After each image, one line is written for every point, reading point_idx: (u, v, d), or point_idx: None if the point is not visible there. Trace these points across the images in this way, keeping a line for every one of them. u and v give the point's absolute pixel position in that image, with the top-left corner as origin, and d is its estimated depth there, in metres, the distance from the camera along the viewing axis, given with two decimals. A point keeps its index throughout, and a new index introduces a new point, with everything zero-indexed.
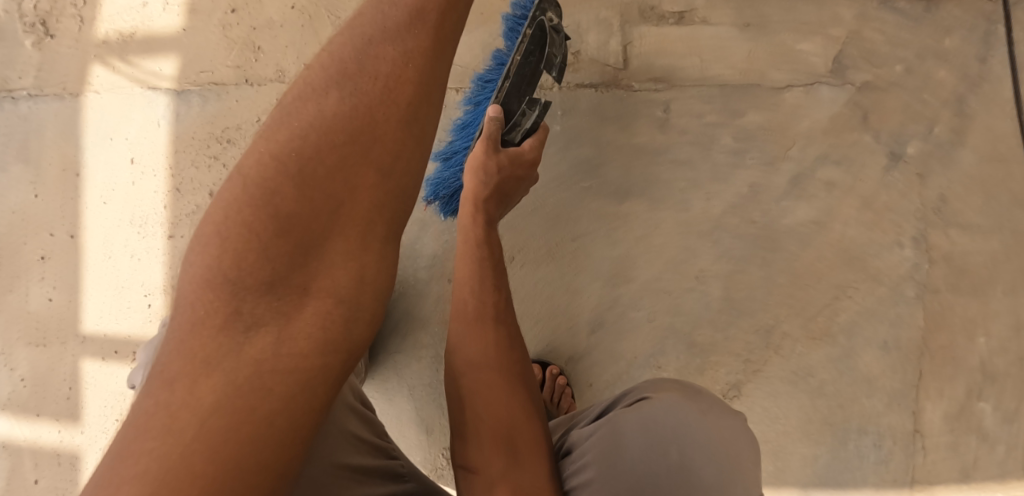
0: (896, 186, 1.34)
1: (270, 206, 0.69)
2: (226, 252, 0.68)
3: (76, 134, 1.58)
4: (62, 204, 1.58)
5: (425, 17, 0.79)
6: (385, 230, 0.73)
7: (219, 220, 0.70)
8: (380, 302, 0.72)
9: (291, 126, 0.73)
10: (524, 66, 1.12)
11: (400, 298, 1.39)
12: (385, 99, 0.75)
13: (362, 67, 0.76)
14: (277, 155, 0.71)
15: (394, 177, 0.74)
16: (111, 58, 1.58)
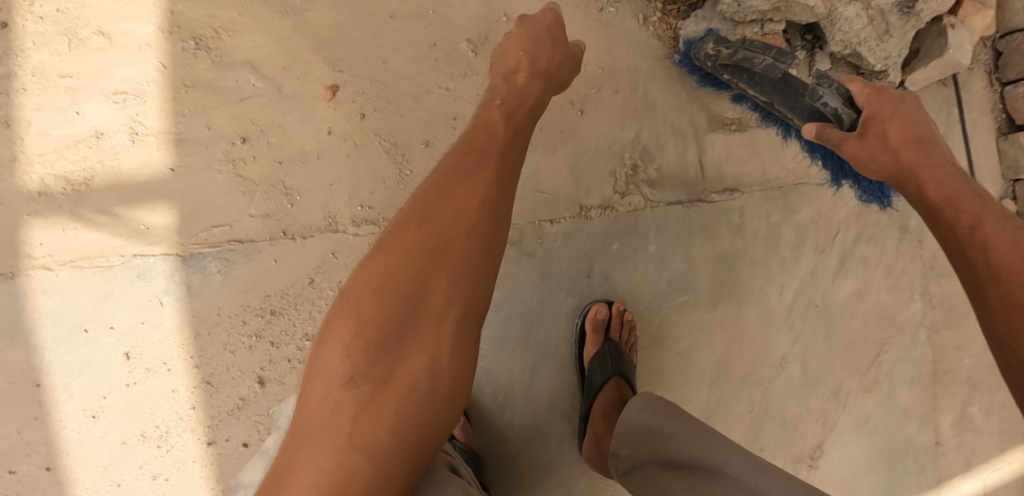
0: (905, 251, 1.51)
1: (361, 316, 0.76)
2: (338, 342, 0.76)
3: (26, 333, 1.16)
4: (19, 430, 1.16)
5: (490, 155, 0.84)
6: (459, 325, 0.78)
7: (340, 315, 0.78)
8: (460, 394, 0.77)
9: (387, 246, 0.79)
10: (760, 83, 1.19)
11: (523, 449, 1.29)
12: (460, 217, 0.79)
13: (453, 171, 0.82)
14: (371, 275, 0.78)
15: (469, 286, 0.78)
16: (59, 216, 1.16)
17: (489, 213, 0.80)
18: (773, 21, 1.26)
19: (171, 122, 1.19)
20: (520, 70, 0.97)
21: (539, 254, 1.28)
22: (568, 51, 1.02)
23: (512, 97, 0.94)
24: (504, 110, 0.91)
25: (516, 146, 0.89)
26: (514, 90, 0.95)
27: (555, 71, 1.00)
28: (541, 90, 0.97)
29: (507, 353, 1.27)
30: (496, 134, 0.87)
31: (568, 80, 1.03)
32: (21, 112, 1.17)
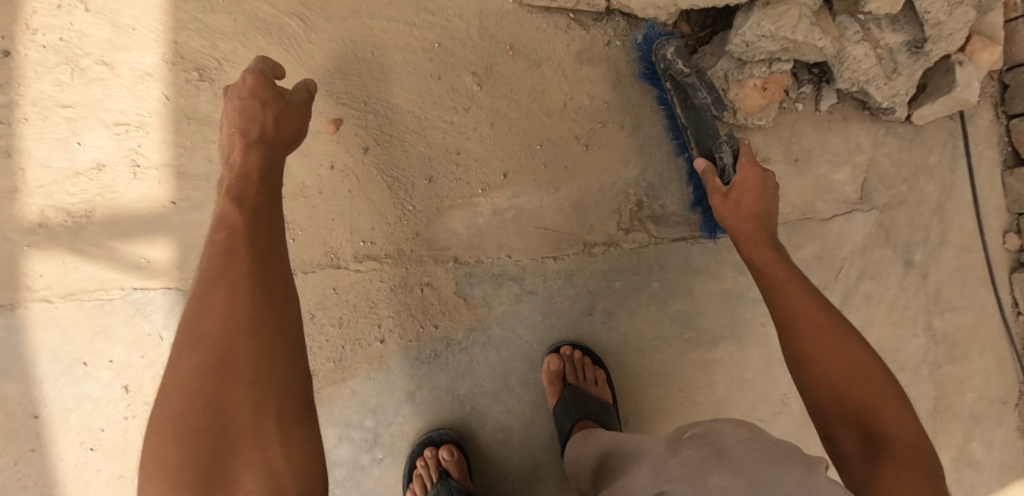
0: (909, 287, 1.51)
1: (171, 467, 0.75)
2: (167, 482, 0.74)
3: (24, 366, 1.15)
4: (16, 462, 1.16)
5: (235, 247, 0.84)
6: (283, 423, 0.79)
7: (162, 456, 0.75)
8: (302, 488, 0.78)
9: (167, 389, 0.78)
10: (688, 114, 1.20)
11: (522, 487, 1.28)
12: (229, 331, 0.80)
13: (202, 300, 0.82)
14: (153, 429, 0.77)
15: (278, 382, 0.80)
16: (56, 248, 1.15)
17: (260, 314, 0.82)
18: (780, 60, 1.24)
19: (171, 155, 1.18)
20: (236, 138, 0.93)
21: (541, 292, 1.27)
22: (281, 107, 0.96)
23: (233, 177, 0.91)
24: (231, 197, 0.88)
25: (262, 228, 0.88)
26: (234, 172, 0.92)
27: (275, 136, 0.95)
28: (261, 159, 0.93)
29: (509, 391, 1.27)
30: (234, 224, 0.86)
31: (293, 135, 0.98)
32: (20, 142, 1.16)
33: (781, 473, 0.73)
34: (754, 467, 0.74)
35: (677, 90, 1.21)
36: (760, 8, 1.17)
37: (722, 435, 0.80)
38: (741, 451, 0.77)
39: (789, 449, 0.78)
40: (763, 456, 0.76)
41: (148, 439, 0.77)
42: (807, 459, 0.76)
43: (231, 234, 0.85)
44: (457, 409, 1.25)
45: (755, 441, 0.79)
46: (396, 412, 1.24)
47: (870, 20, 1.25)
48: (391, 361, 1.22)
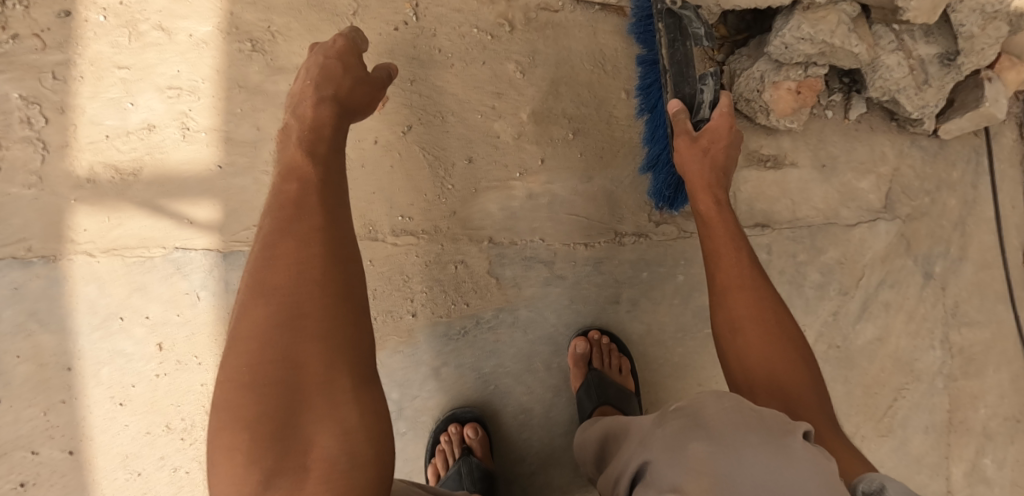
0: (928, 298, 1.52)
1: (247, 416, 0.83)
2: (249, 416, 0.83)
3: (60, 317, 1.17)
4: (45, 412, 1.17)
5: (307, 202, 0.92)
6: (352, 383, 0.87)
7: (243, 393, 0.83)
8: (372, 433, 0.86)
9: (238, 338, 0.86)
10: (674, 55, 1.17)
11: (540, 470, 1.29)
12: (301, 282, 0.88)
13: (273, 249, 0.90)
14: (228, 378, 0.85)
15: (346, 340, 0.88)
16: (103, 204, 1.18)
17: (331, 271, 0.90)
18: (817, 64, 1.28)
19: (220, 121, 1.21)
20: (308, 93, 1.00)
21: (569, 277, 1.29)
22: (359, 75, 1.05)
23: (306, 132, 0.98)
24: (304, 150, 0.96)
25: (331, 180, 0.96)
26: (305, 123, 0.99)
27: (347, 98, 1.03)
28: (330, 115, 1.00)
29: (532, 374, 1.28)
30: (306, 176, 0.94)
31: (362, 104, 1.06)
32: (74, 99, 1.19)
33: (757, 441, 0.76)
34: (731, 435, 0.77)
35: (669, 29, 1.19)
36: (799, 11, 1.21)
37: (704, 406, 0.83)
38: (721, 421, 0.80)
39: (764, 415, 0.81)
40: (739, 425, 0.79)
41: (227, 379, 0.85)
42: (779, 426, 0.79)
43: (304, 188, 0.93)
44: (481, 387, 1.27)
45: (734, 409, 0.81)
46: (421, 387, 1.25)
47: (904, 30, 1.28)
48: (421, 336, 1.24)
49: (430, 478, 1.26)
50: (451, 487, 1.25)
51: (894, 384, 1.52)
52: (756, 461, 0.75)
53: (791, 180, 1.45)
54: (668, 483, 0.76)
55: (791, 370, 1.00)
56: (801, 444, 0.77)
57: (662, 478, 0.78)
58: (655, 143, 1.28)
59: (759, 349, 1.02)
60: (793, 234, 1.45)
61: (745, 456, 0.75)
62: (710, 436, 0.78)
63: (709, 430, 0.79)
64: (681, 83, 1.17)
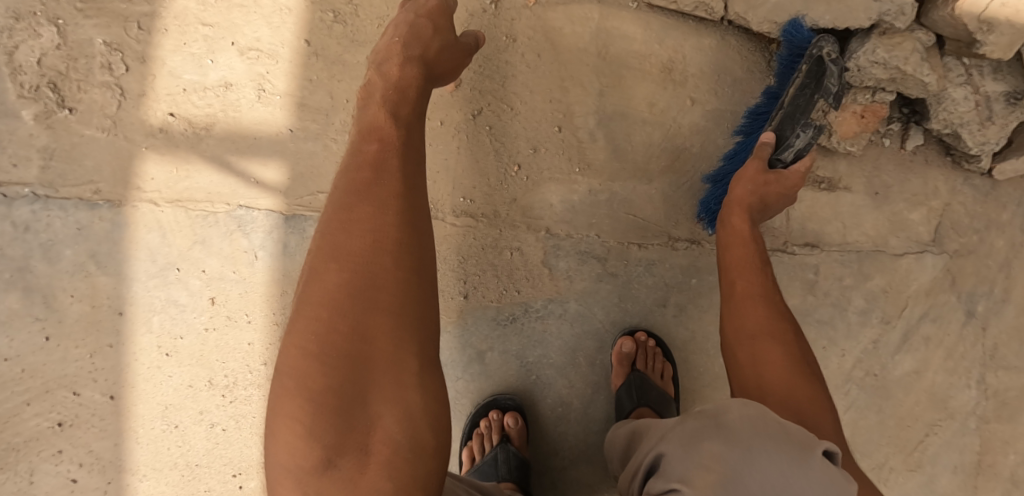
0: (968, 337, 1.50)
1: (314, 389, 0.79)
2: (314, 389, 0.79)
3: (119, 261, 1.19)
4: (92, 355, 1.18)
5: (386, 164, 0.89)
6: (421, 364, 0.83)
7: (312, 363, 0.79)
8: (436, 423, 0.82)
9: (310, 304, 0.82)
10: (798, 97, 1.17)
11: (571, 465, 1.29)
12: (376, 251, 0.83)
13: (350, 213, 0.85)
14: (297, 346, 0.81)
15: (418, 318, 0.83)
16: (174, 155, 1.20)
17: (408, 242, 0.85)
18: (885, 90, 1.27)
19: (295, 87, 1.23)
20: (394, 54, 0.98)
21: (620, 276, 1.29)
22: (448, 39, 1.03)
23: (390, 91, 0.95)
24: (386, 110, 0.93)
25: (409, 147, 0.92)
26: (389, 83, 0.97)
27: (432, 60, 1.02)
28: (415, 76, 0.98)
29: (574, 368, 1.28)
30: (386, 138, 0.91)
31: (445, 70, 1.04)
32: (155, 51, 1.20)
33: (775, 450, 0.75)
34: (749, 438, 0.77)
35: (810, 72, 1.17)
36: (875, 35, 1.21)
37: (727, 409, 0.84)
38: (742, 423, 0.80)
39: (787, 431, 0.80)
40: (761, 432, 0.78)
41: (295, 345, 0.81)
42: (800, 441, 0.78)
43: (385, 150, 0.90)
44: (523, 375, 1.27)
45: (759, 418, 0.81)
46: (465, 369, 1.26)
47: (974, 65, 1.28)
48: (469, 318, 1.25)
49: (465, 460, 1.27)
50: (484, 472, 1.24)
51: (926, 419, 1.50)
52: (770, 467, 0.73)
53: (844, 204, 1.43)
54: (679, 475, 0.78)
55: (807, 389, 0.98)
56: (818, 463, 0.75)
57: (674, 470, 0.79)
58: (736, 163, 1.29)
59: (782, 368, 1.01)
60: (842, 257, 1.44)
61: (761, 459, 0.74)
62: (727, 436, 0.78)
63: (730, 429, 0.80)
64: (786, 122, 1.17)
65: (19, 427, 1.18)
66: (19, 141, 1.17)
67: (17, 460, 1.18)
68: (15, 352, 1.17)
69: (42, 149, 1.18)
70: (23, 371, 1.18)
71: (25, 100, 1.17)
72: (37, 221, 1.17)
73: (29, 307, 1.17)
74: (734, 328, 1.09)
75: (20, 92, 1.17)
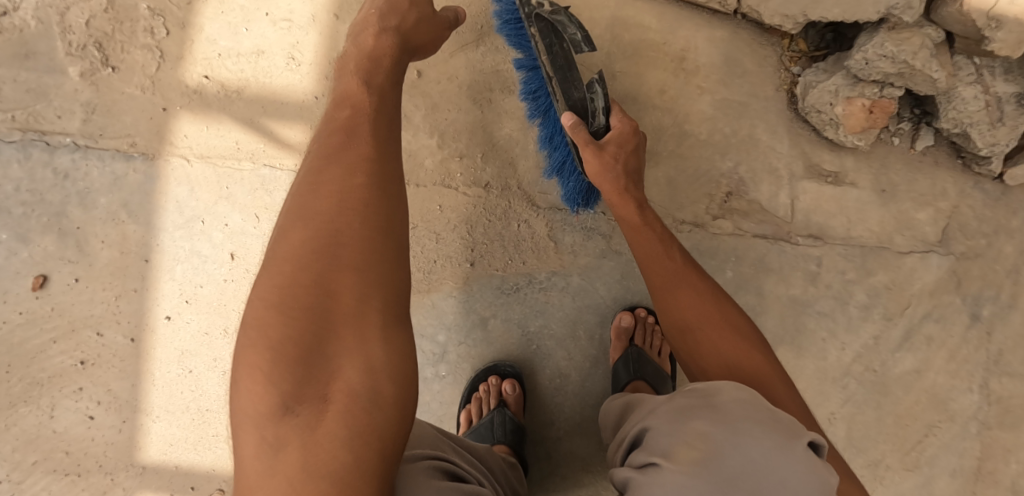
0: (972, 341, 1.47)
1: (274, 338, 0.76)
2: (272, 340, 0.75)
3: (148, 211, 1.27)
4: (117, 299, 1.26)
5: (358, 129, 0.91)
6: (385, 319, 0.80)
7: (274, 316, 0.77)
8: (401, 378, 0.77)
9: (276, 260, 0.81)
10: (555, 58, 1.14)
11: (565, 435, 1.32)
12: (343, 212, 0.83)
13: (320, 177, 0.86)
14: (259, 297, 0.79)
15: (382, 276, 0.81)
16: (205, 114, 1.27)
17: (373, 203, 0.85)
18: (892, 86, 1.30)
19: (323, 57, 1.29)
20: (371, 24, 1.04)
21: (626, 254, 1.32)
22: (424, 11, 1.08)
23: (365, 60, 1.00)
24: (360, 78, 0.98)
25: (383, 113, 0.95)
26: (365, 50, 1.02)
27: (409, 31, 1.06)
28: (389, 46, 1.02)
29: (574, 340, 1.32)
30: (359, 104, 0.95)
31: (422, 42, 1.09)
32: (194, 17, 1.28)
33: (763, 434, 0.75)
34: (736, 420, 0.77)
35: (542, 33, 1.14)
36: (884, 30, 1.24)
37: (718, 393, 0.83)
38: (731, 405, 0.80)
39: (777, 417, 0.79)
40: (749, 416, 0.78)
41: (257, 299, 0.79)
42: (789, 427, 0.77)
43: (359, 122, 0.92)
44: (523, 345, 1.31)
45: (750, 403, 0.81)
46: (467, 334, 1.31)
47: (985, 65, 1.30)
48: (475, 285, 1.30)
49: (462, 423, 1.30)
50: (480, 435, 1.28)
51: (925, 419, 1.48)
52: (754, 451, 0.73)
53: (849, 199, 1.44)
54: (663, 449, 0.79)
55: (757, 365, 0.99)
56: (805, 450, 0.75)
57: (657, 445, 0.80)
58: (557, 147, 1.24)
59: (727, 342, 1.02)
60: (845, 251, 1.45)
61: (745, 444, 0.74)
62: (714, 417, 0.78)
63: (716, 410, 0.79)
64: (569, 90, 1.14)
65: (44, 362, 1.25)
66: (64, 96, 1.25)
67: (40, 394, 1.25)
68: (46, 290, 1.25)
69: (85, 103, 1.26)
70: (53, 309, 1.25)
71: (72, 56, 1.24)
72: (75, 170, 1.26)
73: (62, 250, 1.25)
74: (670, 318, 1.07)
75: (69, 50, 1.25)
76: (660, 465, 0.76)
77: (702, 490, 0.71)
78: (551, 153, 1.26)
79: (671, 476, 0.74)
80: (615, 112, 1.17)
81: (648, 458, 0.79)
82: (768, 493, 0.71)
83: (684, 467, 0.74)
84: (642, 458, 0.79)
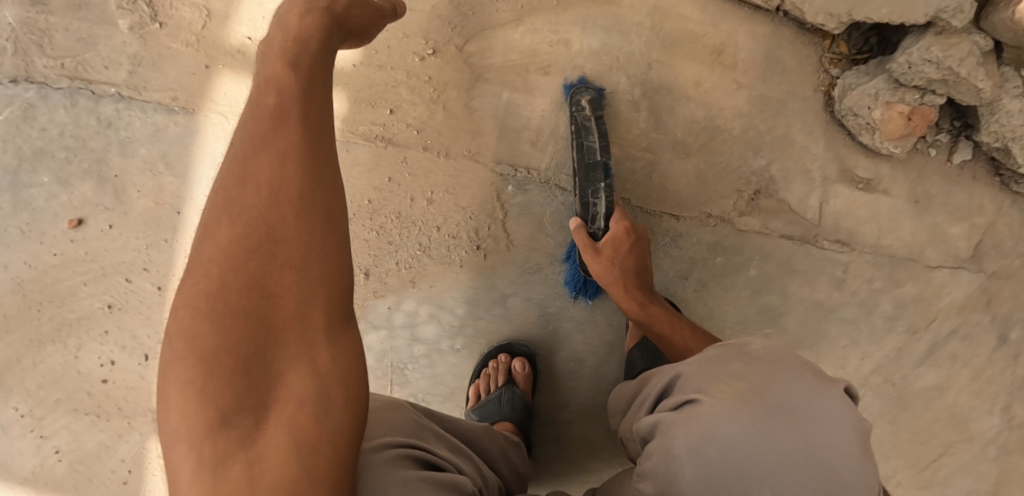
0: (998, 363, 1.43)
1: (206, 347, 0.72)
2: (206, 348, 0.72)
3: (184, 164, 1.30)
4: (148, 247, 1.29)
5: (288, 113, 0.82)
6: (329, 321, 0.76)
7: (204, 321, 0.73)
8: (350, 378, 0.75)
9: (200, 262, 0.75)
10: (590, 155, 1.26)
11: (576, 419, 1.32)
12: (273, 210, 0.77)
13: (245, 178, 0.79)
14: (186, 304, 0.74)
15: (322, 273, 0.77)
16: (246, 73, 1.30)
17: (308, 197, 0.78)
18: (935, 93, 1.28)
19: None
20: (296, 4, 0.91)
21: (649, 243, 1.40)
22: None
23: (288, 42, 0.87)
24: (286, 60, 0.85)
25: (313, 98, 0.84)
26: (289, 33, 0.88)
27: (342, 15, 0.95)
28: (318, 24, 0.90)
29: (592, 325, 1.31)
30: (286, 85, 0.84)
31: (357, 25, 0.98)
32: None
33: (801, 377, 0.79)
34: (774, 364, 0.81)
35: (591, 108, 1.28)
36: (931, 34, 1.22)
37: (751, 342, 0.87)
38: (763, 351, 0.85)
39: (813, 365, 0.82)
40: (785, 360, 0.82)
41: (183, 304, 0.74)
42: (828, 375, 0.80)
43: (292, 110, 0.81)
44: (542, 326, 1.31)
45: (783, 350, 0.85)
46: (486, 310, 1.31)
47: None
48: (498, 262, 1.30)
49: (470, 398, 1.30)
50: (488, 410, 1.27)
51: (942, 437, 1.44)
52: (793, 390, 0.77)
53: (882, 207, 1.41)
54: (697, 387, 0.82)
55: None
56: (842, 389, 0.79)
57: (690, 385, 0.83)
58: (571, 261, 1.30)
59: None
60: (874, 260, 1.42)
61: (784, 382, 0.78)
62: (752, 358, 0.83)
63: (751, 357, 0.84)
64: (585, 188, 1.25)
65: (73, 304, 1.28)
66: (113, 47, 1.29)
67: (68, 334, 1.28)
68: (81, 235, 1.28)
69: (131, 55, 1.29)
70: (86, 253, 1.28)
71: (122, 10, 1.27)
72: (118, 119, 1.29)
73: (100, 197, 1.28)
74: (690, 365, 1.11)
75: (119, 3, 1.28)
76: (697, 399, 0.80)
77: (742, 416, 0.76)
78: (569, 262, 1.30)
79: (710, 409, 0.77)
80: (615, 215, 1.26)
81: (684, 397, 0.82)
82: (808, 424, 0.75)
83: (726, 399, 0.78)
84: (678, 398, 0.83)
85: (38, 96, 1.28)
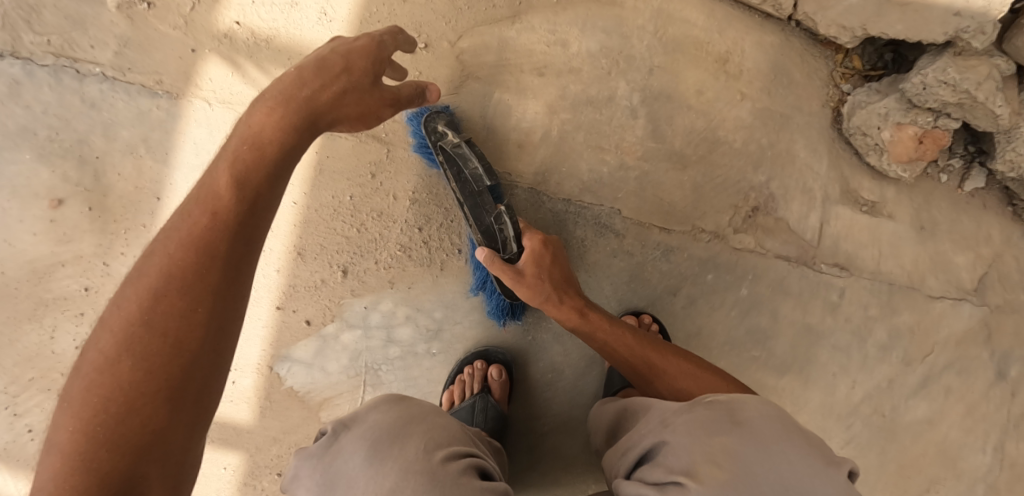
0: (993, 399, 1.38)
1: (119, 413, 0.70)
2: (114, 411, 0.70)
3: (167, 148, 1.28)
4: (127, 232, 1.28)
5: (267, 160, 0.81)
6: None
7: (119, 383, 0.70)
8: None
9: (125, 317, 0.73)
10: (463, 188, 1.19)
11: (551, 432, 1.29)
12: (215, 270, 0.75)
13: (185, 228, 0.76)
14: (102, 360, 0.71)
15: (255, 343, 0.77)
16: (233, 59, 1.27)
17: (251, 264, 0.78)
18: (949, 117, 1.21)
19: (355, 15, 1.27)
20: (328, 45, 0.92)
21: (637, 256, 1.34)
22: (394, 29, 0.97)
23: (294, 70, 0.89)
24: (281, 99, 0.86)
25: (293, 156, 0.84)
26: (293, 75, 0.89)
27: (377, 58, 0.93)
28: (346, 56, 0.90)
29: (572, 337, 1.29)
30: (269, 142, 0.82)
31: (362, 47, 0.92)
32: None
33: (798, 463, 0.76)
34: (771, 446, 0.77)
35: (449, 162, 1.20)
36: (949, 54, 1.15)
37: (744, 407, 0.83)
38: (758, 423, 0.81)
39: (810, 442, 0.80)
40: (779, 440, 0.78)
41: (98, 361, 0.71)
42: (828, 455, 0.78)
43: (256, 168, 0.80)
44: (521, 334, 1.29)
45: (777, 420, 0.81)
46: (465, 315, 1.29)
47: None
48: (481, 267, 1.27)
49: (442, 404, 1.27)
50: (460, 417, 1.24)
51: (932, 473, 1.40)
52: (789, 473, 0.75)
53: (884, 232, 1.36)
54: (684, 465, 0.78)
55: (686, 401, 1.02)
56: (841, 472, 0.77)
57: (676, 460, 0.79)
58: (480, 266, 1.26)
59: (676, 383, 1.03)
60: (872, 286, 1.37)
61: (778, 468, 0.76)
62: (748, 440, 0.78)
63: (744, 430, 0.80)
64: (479, 214, 1.18)
65: (51, 285, 1.27)
66: (100, 26, 1.26)
67: (45, 315, 1.27)
68: (61, 217, 1.26)
69: (117, 35, 1.26)
70: (65, 234, 1.27)
71: None
72: (102, 100, 1.26)
73: (81, 179, 1.27)
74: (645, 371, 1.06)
75: None
76: (683, 484, 0.75)
77: None
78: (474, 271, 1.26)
79: None
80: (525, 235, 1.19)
81: (670, 476, 0.77)
82: None
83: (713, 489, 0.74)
84: (663, 476, 0.78)
85: (24, 73, 1.25)
